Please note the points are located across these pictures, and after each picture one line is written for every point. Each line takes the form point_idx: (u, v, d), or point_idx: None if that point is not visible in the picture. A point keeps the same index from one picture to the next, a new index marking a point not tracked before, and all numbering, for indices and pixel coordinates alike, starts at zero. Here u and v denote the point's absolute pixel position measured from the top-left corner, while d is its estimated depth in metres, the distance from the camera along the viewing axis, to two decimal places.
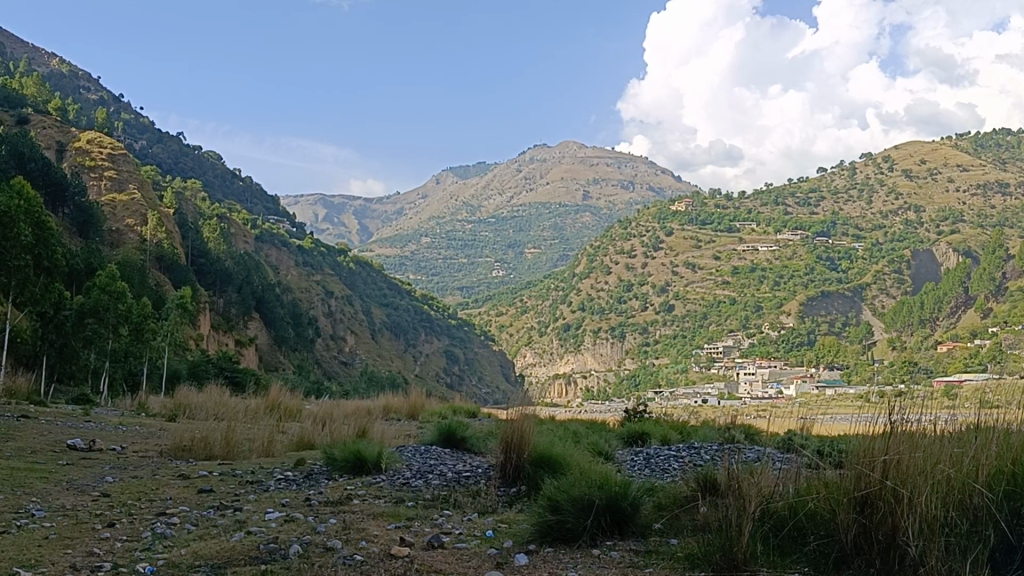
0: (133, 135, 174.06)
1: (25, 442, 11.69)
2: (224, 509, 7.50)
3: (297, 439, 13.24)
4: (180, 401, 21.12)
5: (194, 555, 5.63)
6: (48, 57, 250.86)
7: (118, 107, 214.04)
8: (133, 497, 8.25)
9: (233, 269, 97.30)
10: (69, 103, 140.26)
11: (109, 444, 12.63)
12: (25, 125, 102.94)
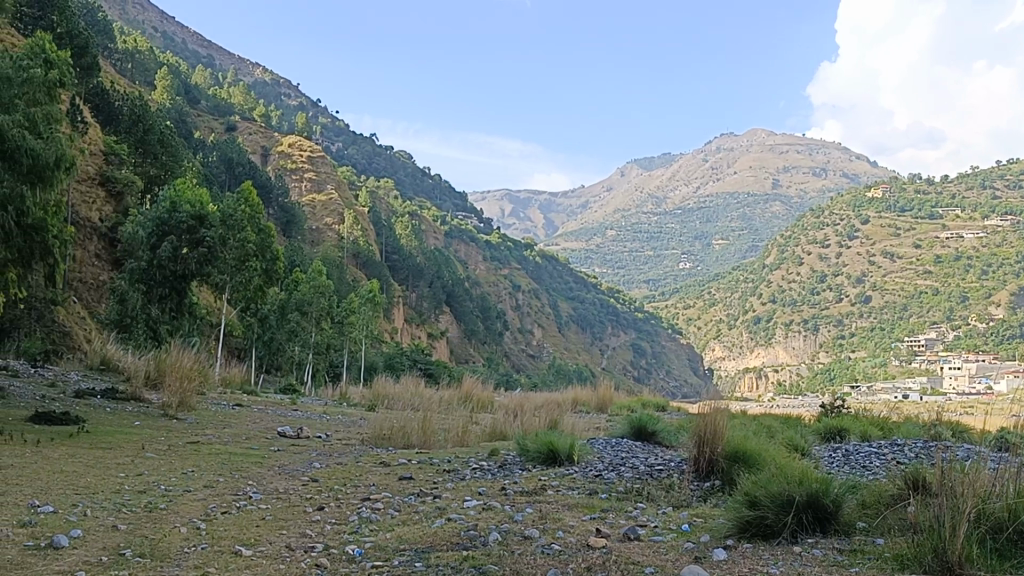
0: (330, 139, 182.95)
1: (241, 429, 12.47)
2: (424, 496, 7.75)
3: (491, 430, 13.51)
4: (379, 392, 22.01)
5: (400, 540, 5.85)
6: (255, 68, 268.45)
7: (317, 112, 225.82)
8: (339, 483, 8.66)
9: (425, 264, 100.54)
10: (273, 110, 148.91)
11: (315, 432, 13.30)
12: (234, 133, 109.99)
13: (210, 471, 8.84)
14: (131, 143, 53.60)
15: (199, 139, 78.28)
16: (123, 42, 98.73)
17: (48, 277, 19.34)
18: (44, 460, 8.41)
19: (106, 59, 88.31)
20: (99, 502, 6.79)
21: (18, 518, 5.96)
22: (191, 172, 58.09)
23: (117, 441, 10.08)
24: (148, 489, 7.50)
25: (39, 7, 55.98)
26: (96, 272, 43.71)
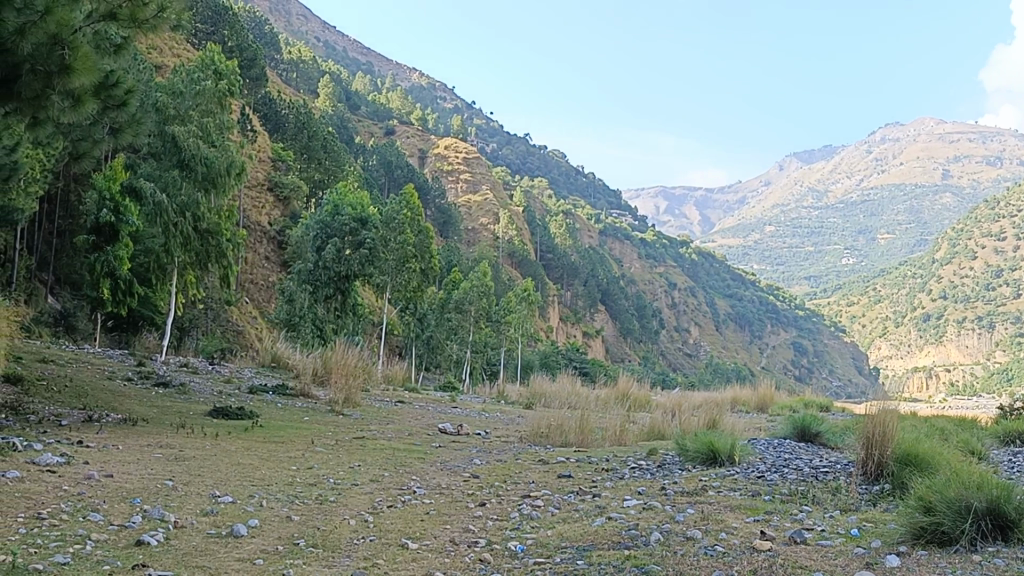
0: (485, 141, 186.05)
1: (404, 425, 12.82)
2: (583, 494, 7.76)
3: (649, 428, 13.43)
4: (536, 390, 22.18)
5: (561, 537, 5.89)
6: (413, 73, 276.22)
7: (471, 114, 229.95)
8: (498, 479, 8.79)
9: (579, 263, 100.79)
10: (430, 114, 152.68)
11: (475, 429, 13.53)
12: (393, 137, 113.23)
13: (375, 465, 9.12)
14: (297, 150, 55.88)
15: (361, 144, 81.00)
16: (288, 53, 103.14)
17: (223, 278, 20.29)
18: (223, 452, 8.88)
19: (273, 70, 92.50)
20: (274, 493, 7.11)
21: (200, 506, 6.29)
22: (354, 176, 60.10)
23: (289, 435, 10.53)
24: (318, 482, 7.80)
25: (212, 23, 59.01)
26: (266, 273, 45.70)
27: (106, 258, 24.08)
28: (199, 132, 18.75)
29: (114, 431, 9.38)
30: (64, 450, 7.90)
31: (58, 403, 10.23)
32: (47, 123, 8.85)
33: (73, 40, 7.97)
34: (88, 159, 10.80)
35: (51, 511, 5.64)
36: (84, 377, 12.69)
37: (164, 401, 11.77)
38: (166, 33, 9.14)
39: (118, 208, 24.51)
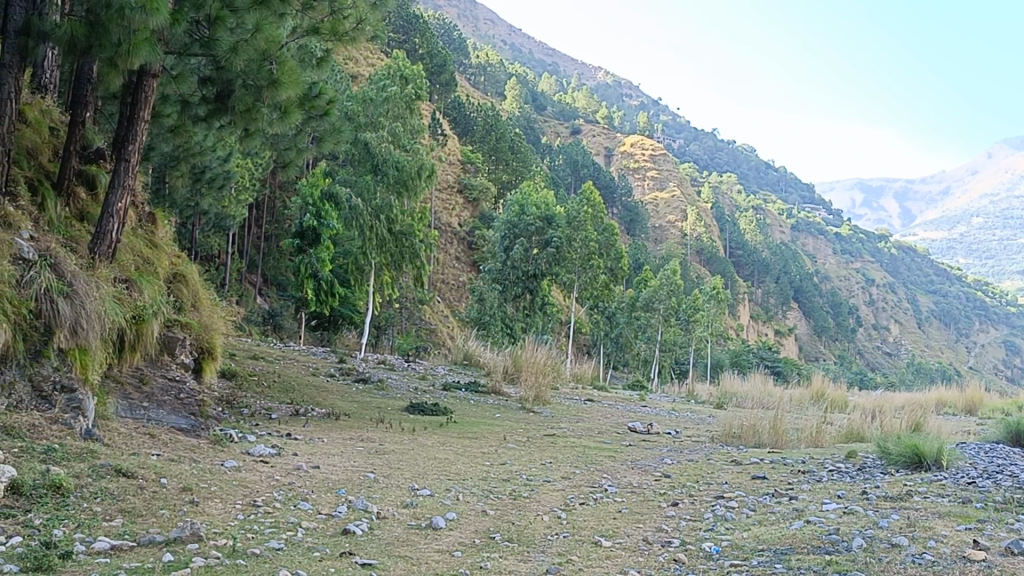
0: (671, 138, 184.52)
1: (595, 423, 12.87)
2: (780, 497, 7.58)
3: (847, 430, 12.93)
4: (727, 390, 21.70)
5: (758, 540, 5.76)
6: (599, 73, 276.93)
7: (658, 111, 228.74)
8: (691, 479, 8.67)
9: (770, 259, 98.30)
10: (615, 111, 152.98)
11: (665, 428, 13.41)
12: (579, 136, 114.02)
13: (566, 462, 9.20)
14: (486, 152, 57.11)
15: (547, 144, 82.13)
16: (475, 57, 105.69)
17: (417, 277, 20.88)
18: (420, 446, 9.18)
19: (462, 74, 95.14)
20: (470, 487, 7.30)
21: (401, 499, 6.54)
22: (541, 176, 60.85)
23: (482, 432, 10.76)
24: (511, 478, 7.94)
25: (403, 31, 61.13)
26: (457, 272, 46.95)
27: (309, 260, 25.40)
28: (390, 138, 19.45)
29: (319, 424, 9.86)
30: (276, 442, 8.40)
31: (269, 398, 10.87)
32: (256, 135, 9.43)
33: (280, 56, 8.44)
34: (294, 167, 11.40)
35: (266, 500, 6.00)
36: (291, 372, 13.41)
37: (364, 397, 12.28)
38: (365, 44, 9.53)
39: (319, 212, 25.40)
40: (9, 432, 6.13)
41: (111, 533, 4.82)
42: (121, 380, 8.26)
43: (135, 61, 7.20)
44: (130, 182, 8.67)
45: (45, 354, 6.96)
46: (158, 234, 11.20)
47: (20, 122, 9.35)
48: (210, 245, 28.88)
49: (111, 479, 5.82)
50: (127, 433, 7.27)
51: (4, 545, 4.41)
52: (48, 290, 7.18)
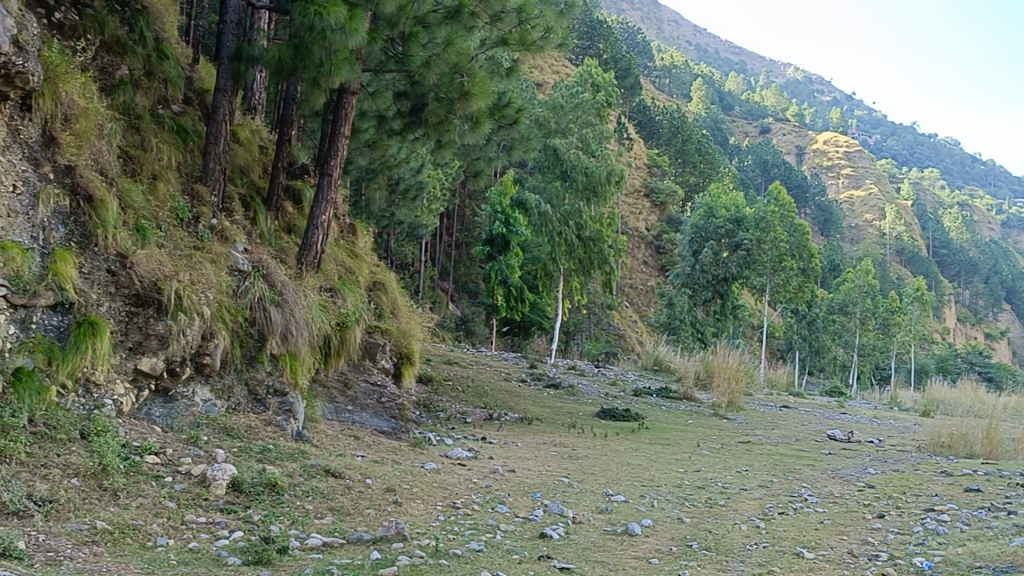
0: (867, 134, 177.32)
1: (790, 430, 12.50)
2: (996, 511, 7.12)
3: None
4: (933, 396, 20.64)
5: (974, 556, 5.43)
6: (787, 70, 269.73)
7: (853, 107, 220.40)
8: (897, 491, 8.28)
9: (979, 259, 92.83)
10: (806, 109, 148.68)
11: (867, 437, 12.85)
12: (768, 135, 111.37)
13: (763, 470, 8.95)
14: (673, 155, 56.66)
15: (735, 146, 80.71)
16: (660, 60, 105.02)
17: (606, 283, 20.85)
18: (613, 452, 9.18)
19: (647, 77, 94.76)
20: (665, 494, 7.24)
21: (596, 504, 6.56)
22: (731, 177, 59.87)
23: (675, 438, 10.63)
24: (707, 485, 7.82)
25: (588, 37, 61.62)
26: (645, 277, 46.76)
27: (500, 267, 25.86)
28: (579, 144, 19.60)
29: (513, 429, 10.03)
30: (471, 444, 8.60)
31: (464, 402, 11.15)
32: (449, 145, 9.66)
33: (471, 69, 8.66)
34: (486, 177, 11.65)
35: (464, 501, 6.15)
36: (483, 377, 13.68)
37: (555, 402, 12.39)
38: (554, 52, 9.58)
39: (508, 220, 25.77)
40: (228, 433, 6.57)
41: (322, 529, 5.06)
42: (327, 384, 8.67)
43: (336, 80, 7.56)
44: (333, 196, 9.07)
45: (259, 359, 7.44)
46: (358, 244, 11.69)
47: (234, 142, 10.01)
48: (405, 252, 29.86)
49: (321, 478, 6.11)
50: (334, 434, 7.63)
51: (226, 538, 4.71)
52: (262, 299, 7.66)
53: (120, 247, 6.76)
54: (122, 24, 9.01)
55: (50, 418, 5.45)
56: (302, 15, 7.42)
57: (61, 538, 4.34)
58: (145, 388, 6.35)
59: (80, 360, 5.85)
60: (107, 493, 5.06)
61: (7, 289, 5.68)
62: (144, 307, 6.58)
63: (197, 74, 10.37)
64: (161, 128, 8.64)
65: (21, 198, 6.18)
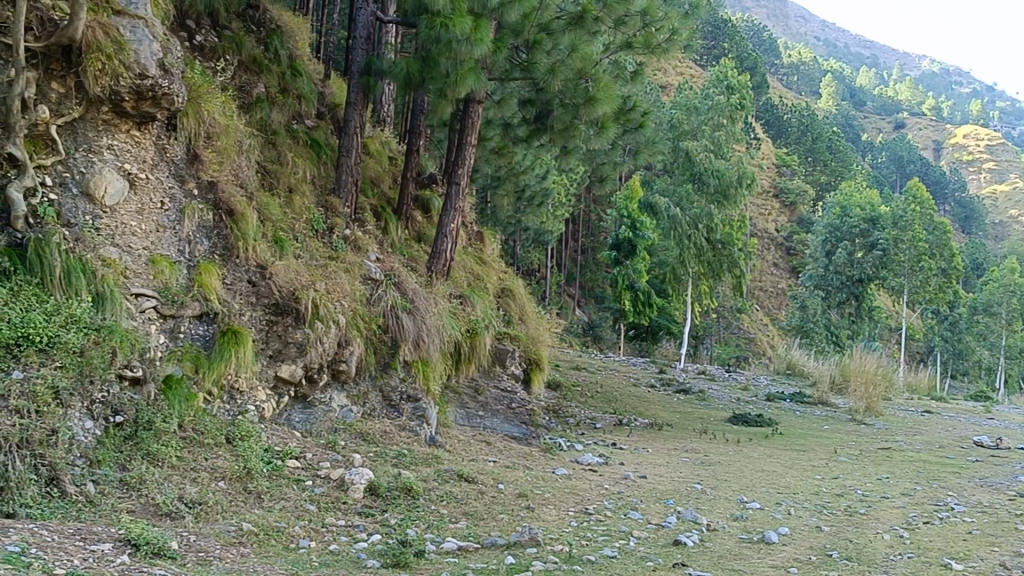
0: (1010, 126, 169.33)
1: (934, 437, 11.99)
2: None
3: None
4: None
5: None
6: (921, 62, 260.25)
7: (994, 98, 210.95)
8: None
9: None
10: (943, 102, 143.10)
11: (1017, 443, 12.22)
12: (903, 131, 107.70)
13: (906, 478, 8.64)
14: (803, 154, 55.42)
15: (868, 143, 78.35)
16: (788, 58, 102.87)
17: (736, 286, 20.50)
18: (746, 458, 9.00)
19: (774, 75, 92.96)
20: (802, 502, 7.06)
21: (730, 511, 6.45)
22: (865, 175, 58.15)
23: (811, 444, 10.36)
24: (846, 493, 7.59)
25: (714, 37, 60.90)
26: (776, 279, 45.83)
27: (626, 271, 25.71)
28: (711, 147, 19.39)
29: (643, 434, 9.96)
30: (603, 450, 8.58)
31: (593, 407, 11.12)
32: (574, 151, 9.67)
33: (596, 73, 8.66)
34: (612, 181, 11.61)
35: (596, 507, 6.13)
36: (611, 383, 13.62)
37: (686, 408, 12.23)
38: (679, 54, 9.51)
39: (634, 224, 25.66)
40: (365, 438, 6.72)
41: (457, 533, 5.13)
42: (459, 390, 8.79)
43: (463, 90, 7.68)
44: (461, 204, 9.20)
45: (392, 366, 7.59)
46: (486, 251, 11.82)
47: (364, 154, 10.26)
48: (531, 258, 30.05)
49: (454, 483, 6.20)
50: (465, 439, 7.73)
51: (365, 541, 4.83)
52: (395, 307, 7.83)
53: (260, 259, 7.02)
54: (259, 44, 9.39)
55: (199, 423, 5.70)
56: (428, 27, 7.57)
57: (210, 539, 4.53)
58: (285, 394, 6.56)
59: (225, 368, 6.11)
60: (252, 495, 5.25)
61: (156, 300, 6.01)
62: (283, 316, 6.82)
63: (329, 89, 10.69)
64: (295, 143, 8.92)
65: (168, 214, 6.51)
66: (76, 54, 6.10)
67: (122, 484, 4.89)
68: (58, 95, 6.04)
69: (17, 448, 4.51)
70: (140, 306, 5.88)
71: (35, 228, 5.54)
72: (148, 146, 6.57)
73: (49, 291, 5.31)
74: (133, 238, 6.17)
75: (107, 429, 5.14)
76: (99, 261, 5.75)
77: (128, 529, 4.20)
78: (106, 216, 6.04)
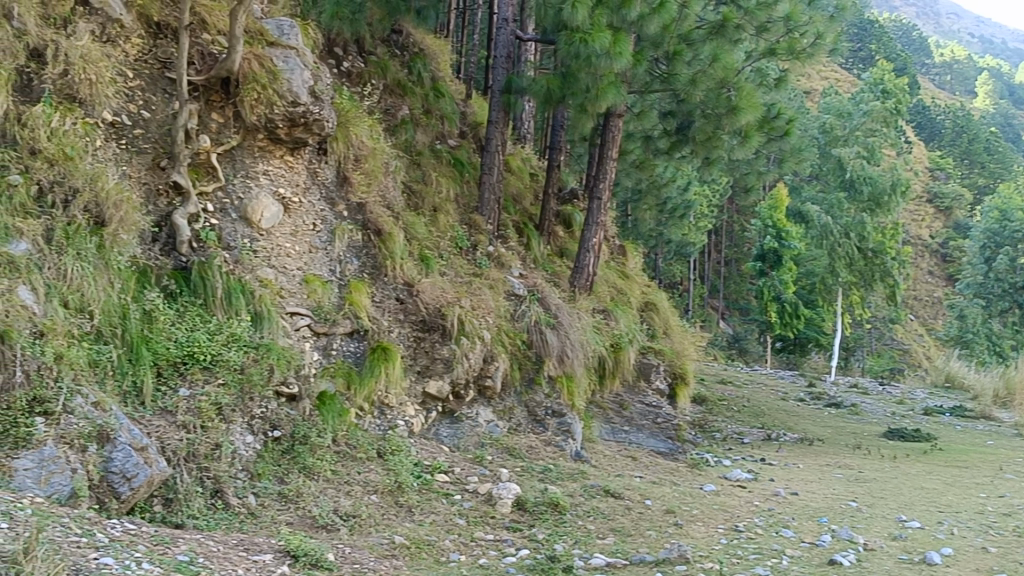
0: None
1: None
2: None
3: None
4: None
5: None
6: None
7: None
8: None
9: None
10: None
11: None
12: None
13: None
14: (959, 156, 53.08)
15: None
16: (939, 57, 98.90)
17: (889, 296, 19.78)
18: (905, 475, 8.65)
19: (925, 75, 89.50)
20: (966, 521, 6.72)
21: (888, 530, 6.20)
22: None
23: (974, 461, 9.86)
24: (1013, 512, 7.19)
25: (860, 39, 59.18)
26: (932, 288, 43.96)
27: (772, 283, 25.08)
28: (863, 153, 18.82)
29: (794, 449, 9.70)
30: (751, 466, 8.39)
31: (741, 422, 10.91)
32: (717, 162, 9.54)
33: (738, 82, 8.52)
34: (756, 190, 11.37)
35: (747, 524, 6.00)
36: (758, 397, 13.30)
37: (838, 422, 11.84)
38: (825, 59, 9.26)
39: (780, 234, 25.06)
40: (511, 453, 6.78)
41: (605, 550, 5.11)
42: (604, 405, 8.77)
43: (603, 104, 7.69)
44: (602, 219, 9.19)
45: (537, 381, 7.63)
46: (629, 264, 11.77)
47: (506, 172, 10.38)
48: (673, 270, 29.76)
49: (601, 498, 6.18)
50: (611, 455, 7.69)
51: (513, 555, 4.87)
52: (538, 322, 7.87)
53: (407, 277, 7.17)
54: (402, 68, 9.67)
55: (352, 438, 5.86)
56: (567, 44, 7.60)
57: (365, 551, 4.65)
58: (433, 410, 6.69)
59: (376, 384, 6.28)
60: (403, 509, 5.37)
61: (311, 319, 6.26)
62: (430, 333, 6.96)
63: (470, 108, 10.88)
64: (439, 162, 9.09)
65: (320, 235, 6.75)
66: (234, 85, 6.47)
67: (280, 497, 5.08)
68: (217, 125, 6.44)
69: (183, 462, 4.78)
70: (295, 325, 6.13)
71: (198, 251, 5.86)
72: (300, 170, 6.83)
73: (211, 311, 5.60)
74: (287, 259, 6.42)
75: (266, 443, 5.36)
76: (256, 282, 6.02)
77: (287, 540, 4.36)
78: (262, 238, 6.32)
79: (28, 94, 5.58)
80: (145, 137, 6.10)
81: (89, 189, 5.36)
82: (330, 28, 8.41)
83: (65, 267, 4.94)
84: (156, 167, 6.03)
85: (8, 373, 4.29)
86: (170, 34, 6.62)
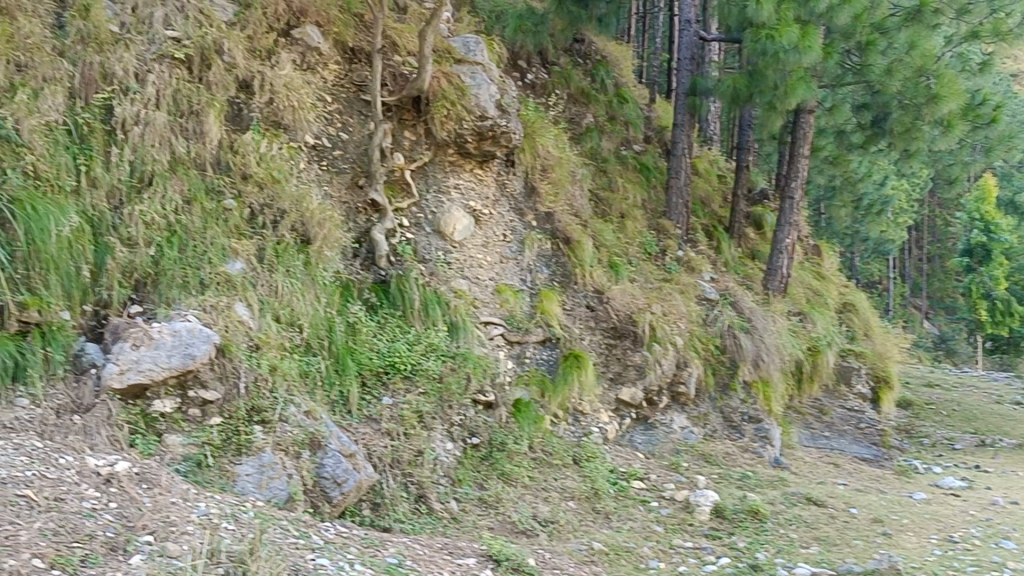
0: None
1: None
2: None
3: None
4: None
5: None
6: None
7: None
8: None
9: None
10: None
11: None
12: None
13: None
14: None
15: None
16: None
17: None
18: None
19: None
20: None
21: None
22: None
23: None
24: None
25: None
26: None
27: (981, 279, 23.56)
28: None
29: (1011, 455, 9.11)
30: (964, 473, 7.94)
31: (950, 427, 10.33)
32: (916, 155, 9.10)
33: (938, 69, 8.09)
34: (960, 182, 10.77)
35: (962, 535, 5.69)
36: (970, 401, 12.53)
37: None
38: None
39: (988, 227, 23.58)
40: (708, 459, 6.68)
41: (810, 559, 4.95)
42: (803, 411, 8.52)
43: (793, 100, 7.48)
44: (795, 218, 8.93)
45: (732, 387, 7.47)
46: (825, 264, 11.38)
47: (693, 175, 10.26)
48: (871, 270, 28.51)
49: (803, 506, 6.00)
50: (811, 462, 7.45)
51: (713, 564, 4.79)
52: (732, 326, 7.73)
53: (597, 284, 7.19)
54: (585, 76, 9.77)
55: (547, 444, 5.93)
56: (753, 41, 7.45)
57: (564, 556, 4.70)
58: (627, 416, 6.70)
59: (570, 391, 6.33)
60: (600, 516, 5.40)
61: (504, 328, 6.38)
62: (621, 339, 6.96)
63: (655, 112, 10.83)
64: (625, 168, 9.09)
65: (511, 245, 6.87)
66: (425, 103, 6.72)
67: (481, 502, 5.21)
68: (410, 142, 6.71)
69: (389, 468, 4.98)
70: (489, 334, 6.27)
71: (396, 264, 6.10)
72: (490, 182, 7.00)
73: (410, 322, 5.82)
74: (480, 269, 6.58)
75: (466, 450, 5.49)
76: (452, 293, 6.18)
77: (488, 545, 4.46)
78: (456, 250, 6.50)
79: (238, 122, 5.94)
80: (344, 158, 6.40)
81: (296, 209, 5.68)
82: (515, 42, 8.62)
83: (277, 283, 5.25)
84: (355, 186, 6.31)
85: (230, 384, 4.60)
86: (364, 58, 6.94)
